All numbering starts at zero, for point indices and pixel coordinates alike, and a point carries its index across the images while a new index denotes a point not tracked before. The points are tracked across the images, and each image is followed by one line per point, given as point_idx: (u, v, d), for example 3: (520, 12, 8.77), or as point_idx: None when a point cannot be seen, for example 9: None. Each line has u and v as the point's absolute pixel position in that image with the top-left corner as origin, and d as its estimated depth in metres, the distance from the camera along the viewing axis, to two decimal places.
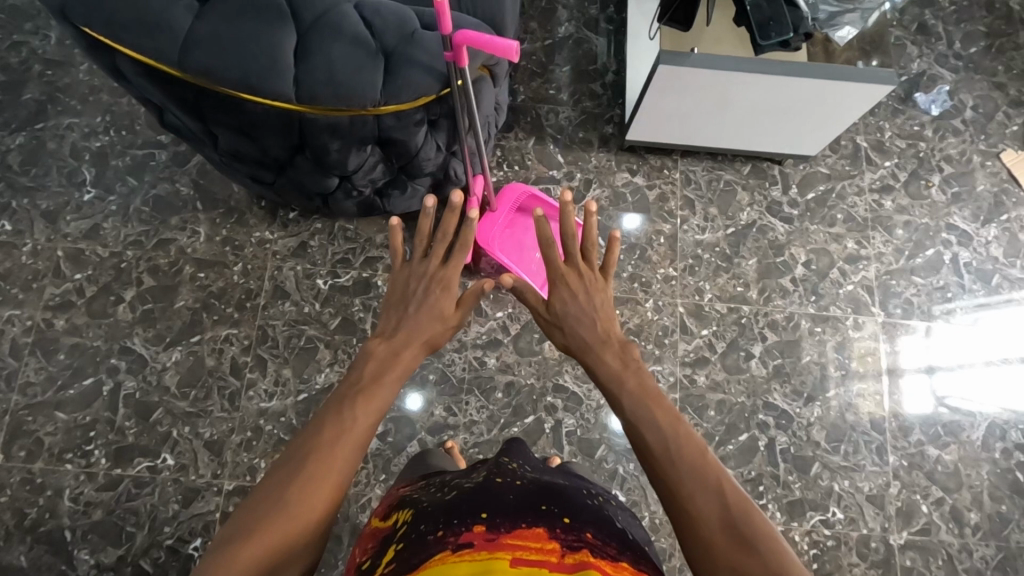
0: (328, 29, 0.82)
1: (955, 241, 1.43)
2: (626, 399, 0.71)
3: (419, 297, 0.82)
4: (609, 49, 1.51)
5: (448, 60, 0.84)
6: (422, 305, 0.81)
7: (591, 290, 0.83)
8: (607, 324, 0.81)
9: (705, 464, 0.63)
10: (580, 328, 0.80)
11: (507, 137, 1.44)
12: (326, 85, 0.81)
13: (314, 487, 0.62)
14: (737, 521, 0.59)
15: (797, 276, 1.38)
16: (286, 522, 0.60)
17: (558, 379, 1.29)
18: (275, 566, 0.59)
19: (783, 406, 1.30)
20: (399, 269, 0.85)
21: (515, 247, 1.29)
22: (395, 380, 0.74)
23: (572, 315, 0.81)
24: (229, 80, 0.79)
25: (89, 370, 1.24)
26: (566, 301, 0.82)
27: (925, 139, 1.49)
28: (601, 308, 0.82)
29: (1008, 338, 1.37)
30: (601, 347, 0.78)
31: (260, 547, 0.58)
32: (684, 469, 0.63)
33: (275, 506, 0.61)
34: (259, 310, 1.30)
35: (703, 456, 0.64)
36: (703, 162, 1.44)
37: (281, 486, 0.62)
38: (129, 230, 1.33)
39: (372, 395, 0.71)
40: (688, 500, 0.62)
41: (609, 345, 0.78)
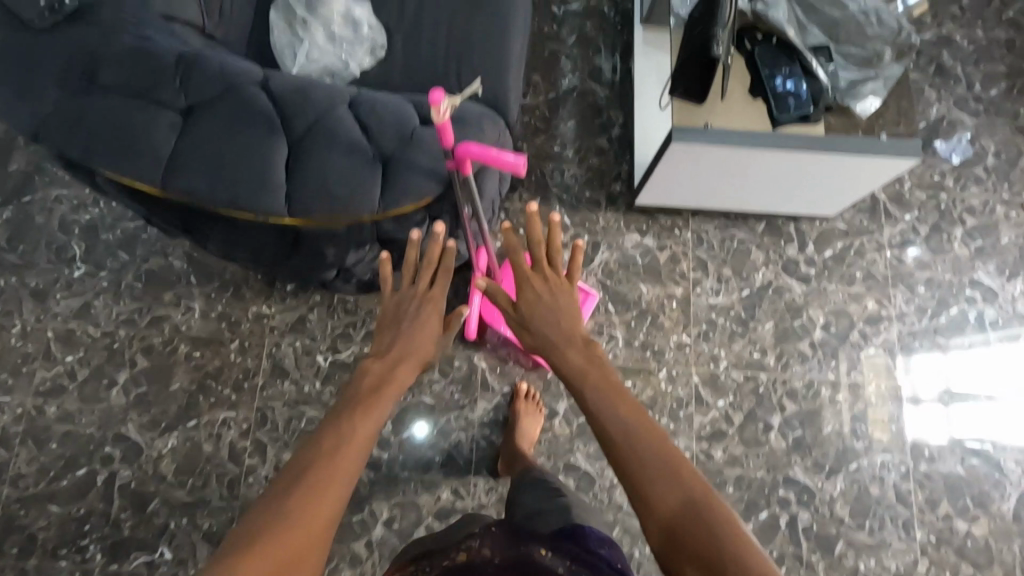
0: (322, 139, 0.77)
1: (979, 298, 1.37)
2: (586, 392, 0.69)
3: (411, 319, 0.77)
4: (616, 101, 1.45)
5: (451, 168, 0.78)
6: (418, 323, 0.77)
7: (557, 292, 0.79)
8: (571, 327, 0.77)
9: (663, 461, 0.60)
10: (547, 330, 0.77)
11: (511, 198, 1.38)
12: (321, 200, 0.76)
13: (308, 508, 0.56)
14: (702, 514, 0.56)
15: (816, 340, 1.33)
16: (277, 551, 0.54)
17: (569, 458, 1.24)
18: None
19: (804, 481, 1.25)
20: (388, 296, 0.81)
21: None
22: (394, 392, 0.70)
23: (537, 317, 0.78)
24: (217, 200, 0.73)
25: (82, 459, 1.20)
26: (530, 303, 0.79)
27: (946, 189, 1.43)
28: (567, 311, 0.78)
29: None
30: (564, 347, 0.75)
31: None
32: (643, 468, 0.60)
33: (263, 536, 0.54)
34: (257, 390, 1.25)
35: (662, 455, 0.61)
36: (715, 221, 1.38)
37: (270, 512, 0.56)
38: (121, 308, 1.28)
39: (371, 406, 0.66)
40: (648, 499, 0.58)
41: (575, 344, 0.75)
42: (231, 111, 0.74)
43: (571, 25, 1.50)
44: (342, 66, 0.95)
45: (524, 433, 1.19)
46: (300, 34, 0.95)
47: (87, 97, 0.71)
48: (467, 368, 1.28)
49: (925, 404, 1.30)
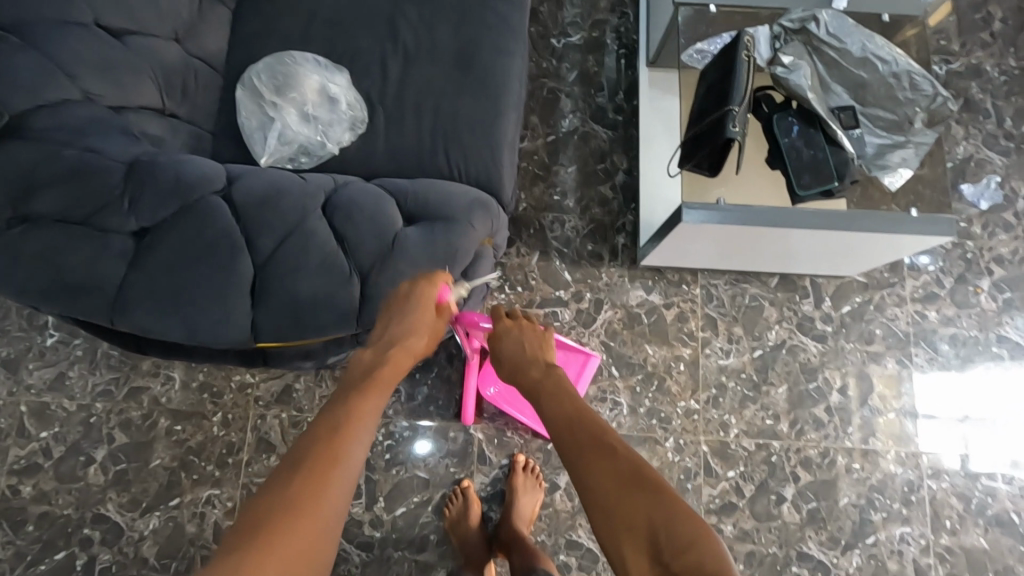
0: (292, 258, 0.69)
1: (1006, 354, 1.29)
2: (539, 398, 0.75)
3: (402, 313, 0.70)
4: (620, 144, 1.36)
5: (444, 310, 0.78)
6: (415, 314, 0.70)
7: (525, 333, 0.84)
8: (535, 356, 0.81)
9: (610, 444, 0.64)
10: (513, 358, 0.82)
11: (508, 253, 1.30)
12: (291, 327, 0.68)
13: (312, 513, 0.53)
14: (647, 486, 0.59)
15: (832, 405, 1.25)
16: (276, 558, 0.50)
17: (571, 535, 1.18)
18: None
19: (819, 557, 1.19)
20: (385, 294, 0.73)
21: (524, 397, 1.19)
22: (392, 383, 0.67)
23: (506, 351, 0.83)
24: (175, 334, 0.66)
25: (60, 543, 1.14)
26: (500, 340, 0.85)
27: (973, 237, 1.34)
28: (531, 343, 0.83)
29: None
30: (528, 369, 0.79)
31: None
32: (589, 454, 0.64)
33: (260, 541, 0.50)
34: (242, 466, 1.19)
35: (614, 443, 0.64)
36: (725, 275, 1.30)
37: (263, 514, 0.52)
38: (97, 378, 1.21)
39: (368, 397, 0.63)
40: (593, 483, 0.61)
41: (537, 365, 0.79)
42: (186, 233, 0.66)
43: (571, 61, 1.39)
44: (319, 146, 0.87)
45: (521, 512, 1.13)
46: (271, 114, 0.87)
47: (23, 232, 0.64)
48: (462, 440, 1.21)
49: (948, 471, 1.23)
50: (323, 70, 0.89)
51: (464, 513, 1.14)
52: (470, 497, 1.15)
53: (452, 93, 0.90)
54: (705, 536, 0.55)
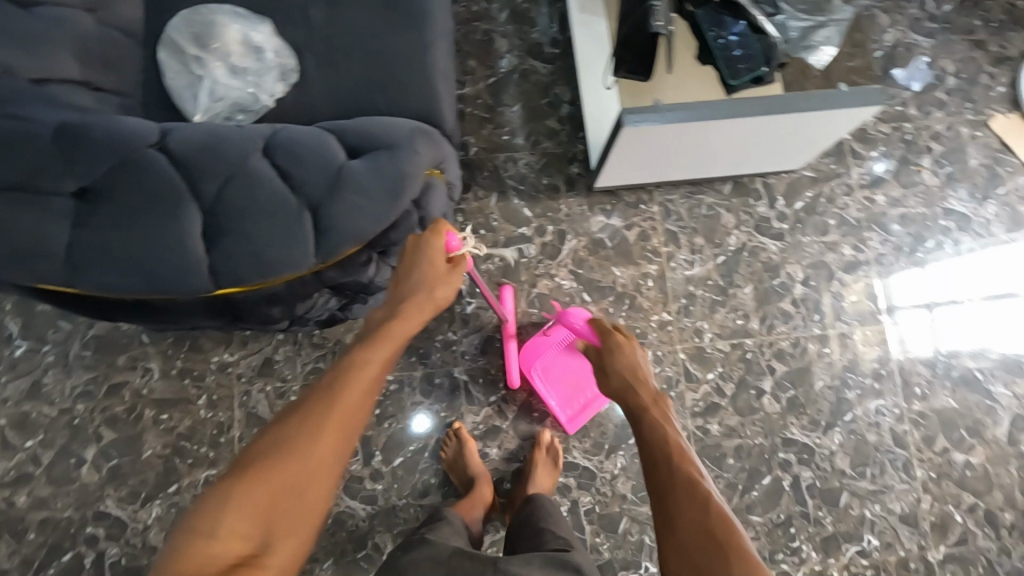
0: (239, 199, 0.69)
1: (954, 226, 1.35)
2: (640, 423, 0.81)
3: (419, 266, 0.81)
4: (561, 77, 1.37)
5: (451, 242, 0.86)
6: (424, 268, 0.81)
7: (633, 351, 0.94)
8: (640, 375, 0.88)
9: (707, 499, 0.68)
10: (619, 370, 0.90)
11: (466, 199, 1.31)
12: (250, 266, 0.69)
13: (316, 435, 0.66)
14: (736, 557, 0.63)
15: (797, 297, 1.30)
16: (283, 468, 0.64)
17: (566, 457, 1.22)
18: (276, 514, 0.62)
19: (803, 440, 1.24)
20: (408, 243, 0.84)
21: (564, 381, 1.21)
22: (399, 333, 0.76)
23: (617, 360, 0.92)
24: (133, 288, 0.66)
25: (66, 545, 1.15)
26: (610, 352, 0.93)
27: (910, 119, 1.39)
28: (640, 364, 0.91)
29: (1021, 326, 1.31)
30: (634, 388, 0.87)
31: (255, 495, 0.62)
32: (684, 501, 0.69)
33: (272, 455, 0.64)
34: (236, 443, 1.20)
35: (712, 500, 0.69)
36: (680, 189, 1.33)
37: (280, 433, 0.66)
38: (74, 380, 1.20)
39: (378, 344, 0.74)
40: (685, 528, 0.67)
41: (642, 384, 0.87)
42: (129, 187, 0.66)
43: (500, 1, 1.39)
44: (252, 100, 0.87)
45: (538, 479, 1.13)
46: (198, 73, 0.86)
47: None
48: (449, 384, 1.23)
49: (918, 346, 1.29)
50: (243, 20, 0.88)
51: (461, 453, 1.17)
52: (464, 438, 1.18)
53: (377, 30, 0.90)
54: None
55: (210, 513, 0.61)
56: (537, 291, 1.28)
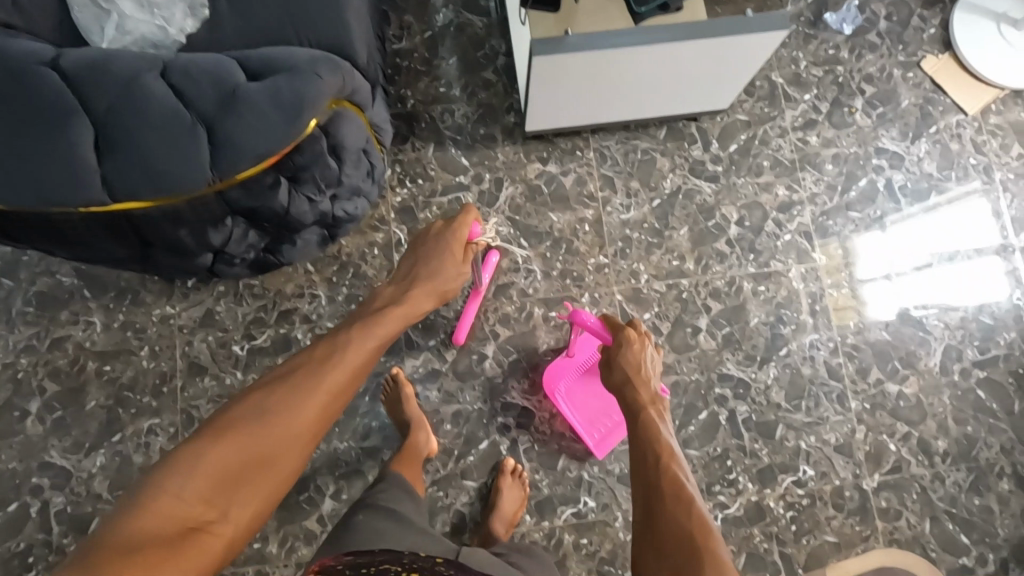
0: (128, 115, 0.72)
1: (886, 165, 1.37)
2: (636, 425, 0.92)
3: (429, 258, 1.07)
4: (495, 29, 1.38)
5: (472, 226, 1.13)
6: (436, 262, 1.06)
7: (639, 348, 1.02)
8: (641, 374, 0.99)
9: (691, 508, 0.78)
10: (625, 368, 1.00)
11: (403, 150, 1.33)
12: (142, 179, 0.72)
13: (301, 404, 0.76)
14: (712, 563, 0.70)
15: (732, 237, 1.32)
16: (267, 430, 0.72)
17: (505, 397, 1.24)
18: (248, 473, 0.69)
19: (738, 374, 1.27)
20: (422, 239, 1.10)
21: (584, 401, 1.22)
22: (386, 331, 0.92)
23: (620, 360, 1.01)
24: (28, 200, 0.71)
25: (11, 495, 1.17)
26: (617, 346, 1.03)
27: (843, 62, 1.41)
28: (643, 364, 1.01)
29: (981, 279, 1.33)
30: (634, 391, 0.98)
31: (232, 452, 0.69)
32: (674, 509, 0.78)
33: (254, 417, 0.73)
34: (178, 392, 1.22)
35: (693, 506, 0.78)
36: (616, 135, 1.35)
37: (264, 400, 0.75)
38: (17, 336, 1.22)
39: (364, 335, 0.88)
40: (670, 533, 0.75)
41: (645, 388, 0.98)
42: (19, 102, 0.70)
43: None
44: (163, 34, 0.89)
45: (503, 512, 1.14)
46: (104, 5, 0.88)
47: None
48: None
49: (878, 312, 1.31)
50: None
51: (400, 398, 1.17)
52: (403, 383, 1.18)
53: None
54: None
55: (181, 468, 0.66)
56: None
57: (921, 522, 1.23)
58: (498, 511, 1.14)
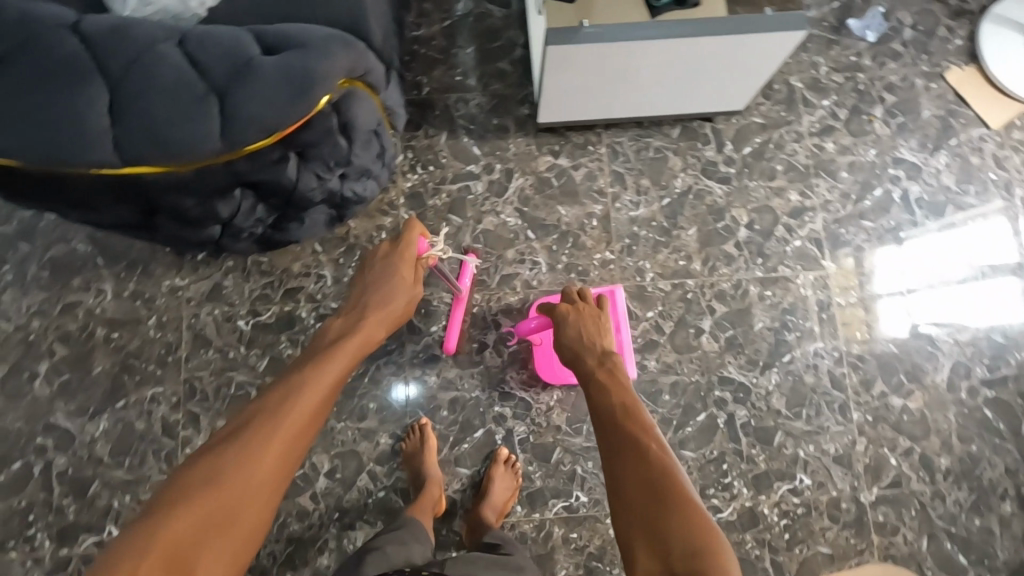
0: (140, 80, 0.73)
1: (903, 176, 1.35)
2: (592, 390, 0.94)
3: (381, 282, 1.02)
4: (514, 21, 1.39)
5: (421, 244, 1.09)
6: (387, 287, 1.02)
7: (581, 316, 1.04)
8: (588, 343, 1.01)
9: (650, 449, 0.81)
10: (570, 343, 1.01)
11: (416, 136, 1.34)
12: (148, 142, 0.73)
13: (258, 458, 0.72)
14: (673, 497, 0.74)
15: (741, 240, 1.31)
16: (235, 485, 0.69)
17: (503, 387, 1.24)
18: (219, 531, 0.66)
19: (739, 378, 1.26)
20: (372, 261, 1.06)
21: None
22: (347, 362, 0.89)
23: (568, 331, 1.02)
24: (34, 156, 0.71)
25: (16, 454, 1.19)
26: (560, 323, 1.04)
27: (864, 69, 1.39)
28: (586, 331, 1.02)
29: (998, 302, 1.31)
30: (585, 356, 0.99)
31: (198, 515, 0.66)
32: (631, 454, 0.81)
33: (215, 478, 0.69)
34: (182, 363, 1.24)
35: (658, 458, 0.79)
36: (629, 132, 1.35)
37: (221, 457, 0.71)
38: (30, 299, 1.25)
39: (329, 367, 0.86)
40: (630, 476, 0.79)
41: (592, 354, 0.99)
42: (33, 58, 0.72)
43: None
44: (183, 8, 0.91)
45: (493, 500, 1.14)
46: None
47: None
48: None
49: (889, 328, 1.29)
50: None
51: (422, 448, 1.18)
52: (428, 434, 1.19)
53: None
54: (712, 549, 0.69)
55: (136, 547, 0.63)
56: (482, 228, 1.31)
57: (918, 539, 1.21)
58: (488, 498, 1.14)
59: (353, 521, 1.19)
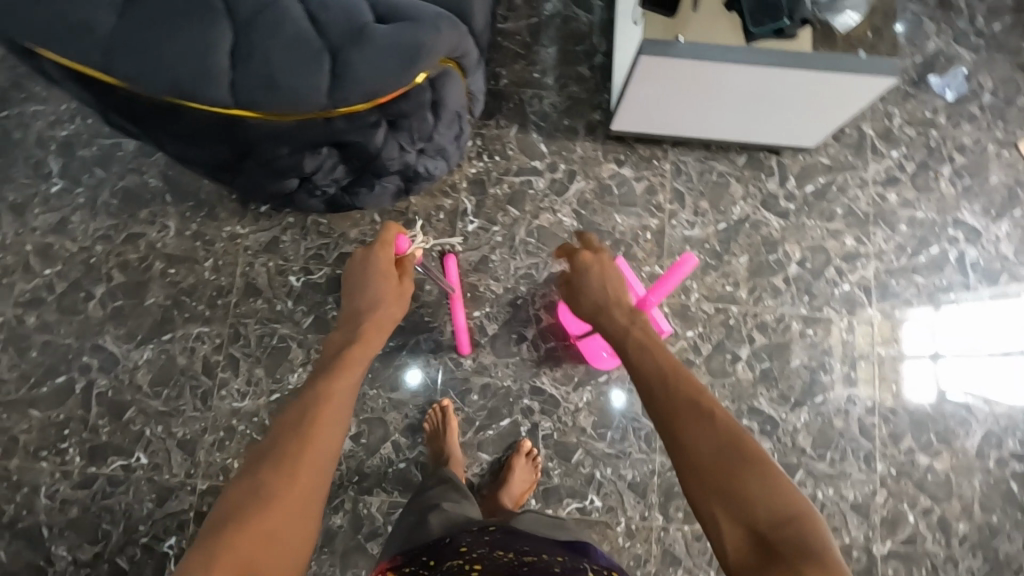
0: (264, 28, 0.76)
1: (962, 238, 1.35)
2: (630, 352, 0.82)
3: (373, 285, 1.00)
4: (598, 29, 1.41)
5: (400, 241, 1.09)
6: (378, 287, 1.00)
7: (604, 269, 0.99)
8: (614, 296, 0.94)
9: (713, 412, 0.68)
10: (593, 296, 0.96)
11: (487, 125, 1.36)
12: (264, 89, 0.76)
13: (294, 476, 0.68)
14: (754, 462, 0.64)
15: (790, 275, 1.32)
16: (277, 506, 0.65)
17: (536, 381, 1.26)
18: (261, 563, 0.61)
19: (768, 411, 1.26)
20: (357, 265, 1.04)
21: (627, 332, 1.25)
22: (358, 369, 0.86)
23: (590, 284, 0.97)
24: (160, 85, 0.74)
25: (61, 368, 1.24)
26: (583, 274, 0.99)
27: (937, 127, 1.39)
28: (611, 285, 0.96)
29: None
30: (611, 312, 0.92)
31: (241, 550, 0.60)
32: (690, 422, 0.68)
33: (254, 502, 0.64)
34: (231, 307, 1.27)
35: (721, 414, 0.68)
36: (695, 152, 1.36)
37: (255, 483, 0.66)
38: (98, 223, 1.29)
39: (342, 371, 0.83)
40: (694, 445, 0.66)
41: (618, 307, 0.92)
42: None
43: None
44: None
45: (511, 488, 1.16)
46: None
47: None
48: (438, 292, 1.28)
49: (926, 386, 1.28)
50: None
51: (444, 429, 1.20)
52: (449, 414, 1.21)
53: None
54: (797, 507, 0.62)
55: None
56: (537, 223, 1.33)
57: None
58: (507, 486, 1.16)
59: (370, 487, 1.21)
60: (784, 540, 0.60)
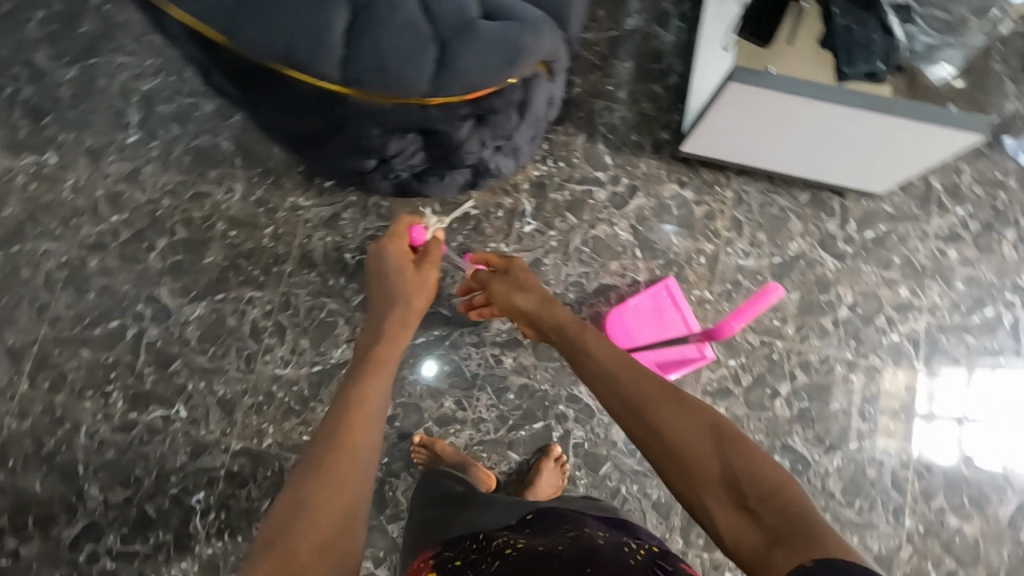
0: (382, 10, 0.77)
1: (1018, 304, 1.33)
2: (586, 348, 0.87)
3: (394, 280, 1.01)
4: (676, 49, 1.42)
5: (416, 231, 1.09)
6: (401, 280, 1.01)
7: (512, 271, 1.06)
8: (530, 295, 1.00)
9: (691, 401, 0.73)
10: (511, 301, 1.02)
11: (556, 130, 1.37)
12: (374, 70, 0.77)
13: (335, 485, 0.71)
14: (733, 444, 0.69)
15: (840, 318, 1.31)
16: (318, 513, 0.68)
17: (573, 389, 1.26)
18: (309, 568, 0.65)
19: (802, 451, 1.26)
20: (378, 264, 1.04)
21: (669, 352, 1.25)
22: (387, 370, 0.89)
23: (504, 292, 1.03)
24: (276, 53, 0.76)
25: (116, 313, 1.27)
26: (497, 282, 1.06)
27: (1006, 189, 1.37)
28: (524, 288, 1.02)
29: None
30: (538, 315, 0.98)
31: (291, 559, 0.64)
32: (664, 412, 0.73)
33: (299, 513, 0.68)
34: (284, 276, 1.30)
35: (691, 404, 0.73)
36: (758, 184, 1.36)
37: (300, 494, 0.70)
38: (168, 178, 1.33)
39: (371, 376, 0.86)
40: (676, 436, 0.71)
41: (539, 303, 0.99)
42: None
43: None
44: None
45: (539, 489, 1.16)
46: None
47: None
48: None
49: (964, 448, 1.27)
50: None
51: (436, 452, 1.18)
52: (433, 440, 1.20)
53: None
54: (781, 479, 0.66)
55: None
56: (593, 233, 1.34)
57: None
58: (534, 487, 1.16)
59: (398, 470, 1.23)
60: (775, 513, 0.63)
